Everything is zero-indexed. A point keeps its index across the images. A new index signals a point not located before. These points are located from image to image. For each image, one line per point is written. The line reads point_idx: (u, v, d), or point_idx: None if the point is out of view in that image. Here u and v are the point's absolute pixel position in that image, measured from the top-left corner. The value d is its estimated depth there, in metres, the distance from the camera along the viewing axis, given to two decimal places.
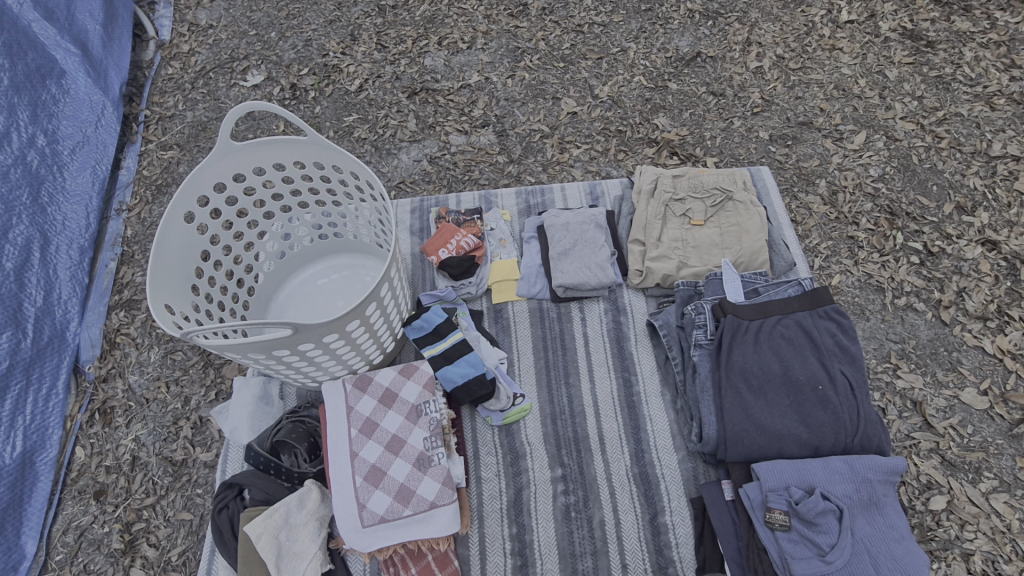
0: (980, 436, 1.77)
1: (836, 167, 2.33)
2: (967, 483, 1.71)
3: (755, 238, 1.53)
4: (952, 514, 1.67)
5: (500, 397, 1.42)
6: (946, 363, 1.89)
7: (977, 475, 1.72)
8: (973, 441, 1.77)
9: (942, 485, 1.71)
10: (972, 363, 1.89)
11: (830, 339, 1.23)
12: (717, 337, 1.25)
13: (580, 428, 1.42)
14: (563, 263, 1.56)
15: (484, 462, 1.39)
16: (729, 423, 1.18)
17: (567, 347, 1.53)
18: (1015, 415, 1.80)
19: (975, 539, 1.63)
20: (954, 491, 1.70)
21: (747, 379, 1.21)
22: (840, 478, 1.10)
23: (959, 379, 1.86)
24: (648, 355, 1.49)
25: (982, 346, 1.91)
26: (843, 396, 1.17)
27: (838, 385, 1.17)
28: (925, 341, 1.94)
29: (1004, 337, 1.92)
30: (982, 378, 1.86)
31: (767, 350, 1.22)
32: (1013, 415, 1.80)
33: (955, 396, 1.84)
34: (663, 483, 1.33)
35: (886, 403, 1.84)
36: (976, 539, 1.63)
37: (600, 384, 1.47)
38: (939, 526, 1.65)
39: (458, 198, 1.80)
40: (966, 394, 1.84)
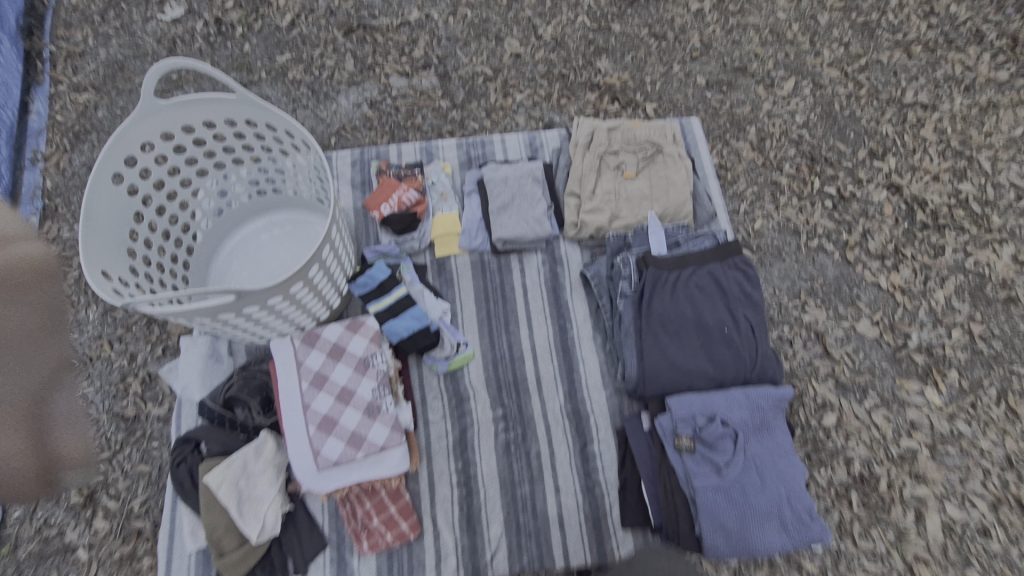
0: (868, 360, 2.04)
1: (766, 113, 2.43)
2: (854, 401, 1.98)
3: (681, 191, 1.63)
4: (840, 428, 1.94)
5: (444, 346, 1.53)
6: (847, 298, 2.12)
7: (863, 394, 1.99)
8: (862, 365, 2.03)
9: (834, 404, 1.98)
10: (869, 297, 2.12)
11: (737, 287, 1.38)
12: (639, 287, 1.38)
13: (519, 372, 1.55)
14: (502, 218, 1.62)
15: (431, 406, 1.52)
16: (647, 364, 1.33)
17: (507, 298, 1.63)
18: (899, 341, 2.06)
19: (856, 447, 1.92)
20: (843, 409, 1.97)
21: (665, 324, 1.34)
22: (738, 407, 1.29)
23: (856, 313, 2.10)
24: (583, 302, 1.61)
25: (878, 282, 2.15)
26: (746, 337, 1.33)
27: (741, 328, 1.34)
28: (831, 279, 2.15)
29: (897, 275, 2.16)
30: (875, 310, 2.11)
31: (683, 298, 1.36)
32: (897, 341, 2.06)
33: (852, 327, 2.08)
34: (592, 417, 1.49)
35: (794, 335, 2.07)
36: (857, 447, 1.92)
37: (537, 332, 1.59)
38: (828, 438, 1.93)
39: (399, 150, 1.81)
40: (860, 325, 2.08)
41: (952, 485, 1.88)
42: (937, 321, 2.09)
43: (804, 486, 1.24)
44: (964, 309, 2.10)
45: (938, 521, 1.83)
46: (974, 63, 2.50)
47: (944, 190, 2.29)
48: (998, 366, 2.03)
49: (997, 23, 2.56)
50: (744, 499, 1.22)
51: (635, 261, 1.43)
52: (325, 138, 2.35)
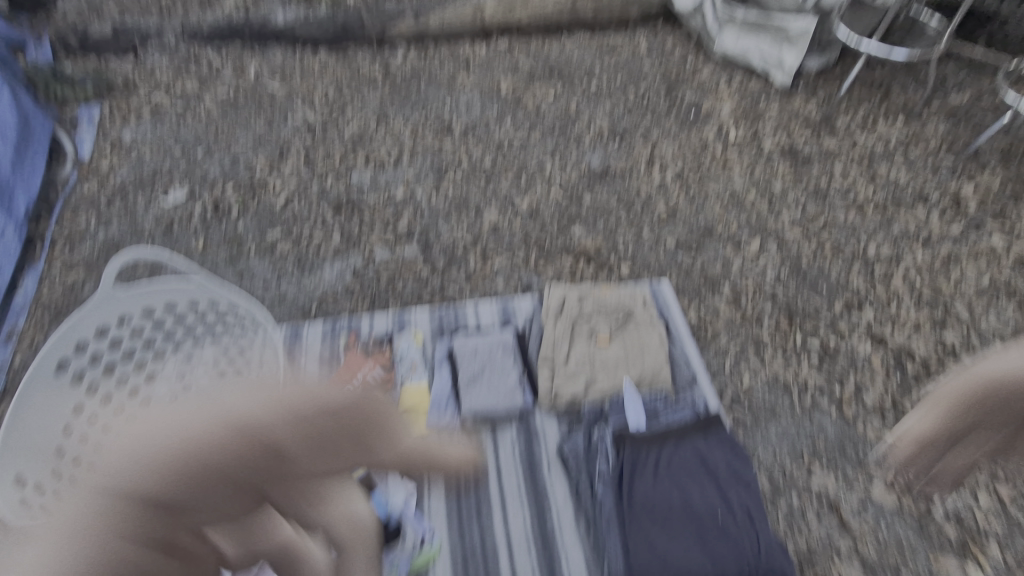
0: (894, 533, 1.81)
1: (737, 271, 2.50)
2: None
3: (656, 356, 1.59)
4: None
5: (405, 542, 1.36)
6: (854, 460, 1.96)
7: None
8: (888, 539, 1.80)
9: None
10: (879, 458, 1.97)
11: (725, 465, 1.26)
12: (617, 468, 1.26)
13: (492, 570, 1.34)
14: (472, 391, 1.56)
15: None
16: (634, 564, 1.15)
17: (479, 479, 1.48)
18: (923, 508, 1.85)
19: None
20: None
21: (649, 514, 1.20)
22: None
23: (867, 476, 1.92)
24: (562, 482, 1.46)
25: (884, 440, 2.00)
26: (743, 526, 1.17)
27: (736, 515, 1.19)
28: (833, 438, 2.02)
29: None
30: None
31: (666, 481, 1.24)
32: (921, 508, 1.85)
33: (867, 493, 1.89)
34: None
35: (804, 505, 1.87)
36: None
37: (513, 519, 1.41)
38: None
39: (371, 321, 1.79)
40: (875, 490, 1.89)
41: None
42: (959, 484, 1.91)
43: None
44: (985, 469, 1.93)
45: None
46: (925, 220, 2.65)
47: (929, 340, 2.27)
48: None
49: (937, 185, 2.76)
50: None
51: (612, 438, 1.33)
52: (305, 306, 2.38)
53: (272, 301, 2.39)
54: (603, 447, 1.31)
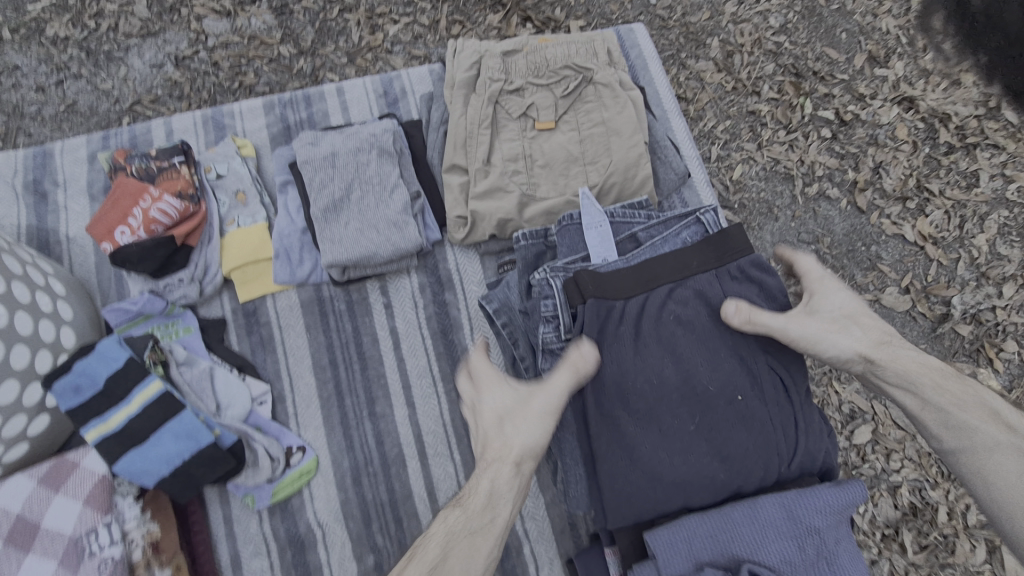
0: None
1: (730, 18, 1.63)
2: None
3: (629, 143, 0.99)
4: (877, 444, 1.13)
5: (257, 465, 0.87)
6: (864, 261, 1.41)
7: None
8: None
9: (867, 411, 1.15)
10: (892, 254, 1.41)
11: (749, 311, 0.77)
12: (574, 333, 0.77)
13: (397, 484, 0.92)
14: (332, 227, 0.94)
15: (250, 570, 0.87)
16: (606, 478, 0.74)
17: (367, 358, 0.98)
18: (938, 311, 1.36)
19: (901, 470, 1.11)
20: (879, 416, 1.15)
21: (628, 400, 0.75)
22: (775, 534, 0.71)
23: (879, 280, 1.39)
24: (495, 349, 0.97)
25: (902, 235, 1.43)
26: (774, 404, 0.75)
27: (765, 388, 0.76)
28: (840, 237, 1.44)
29: (925, 220, 1.43)
30: (902, 273, 1.40)
31: (656, 346, 0.76)
32: (936, 311, 1.36)
33: (875, 299, 1.38)
34: (528, 544, 0.89)
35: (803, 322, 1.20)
36: (902, 469, 1.12)
37: (424, 410, 0.96)
38: (864, 461, 1.12)
39: (167, 127, 1.09)
40: (886, 296, 1.38)
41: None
42: (981, 277, 1.38)
43: None
44: (1014, 255, 1.39)
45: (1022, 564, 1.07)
46: None
47: (969, 97, 1.51)
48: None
49: None
50: None
51: (564, 282, 0.80)
52: (113, 120, 1.30)
53: (60, 117, 1.30)
54: (546, 301, 0.80)
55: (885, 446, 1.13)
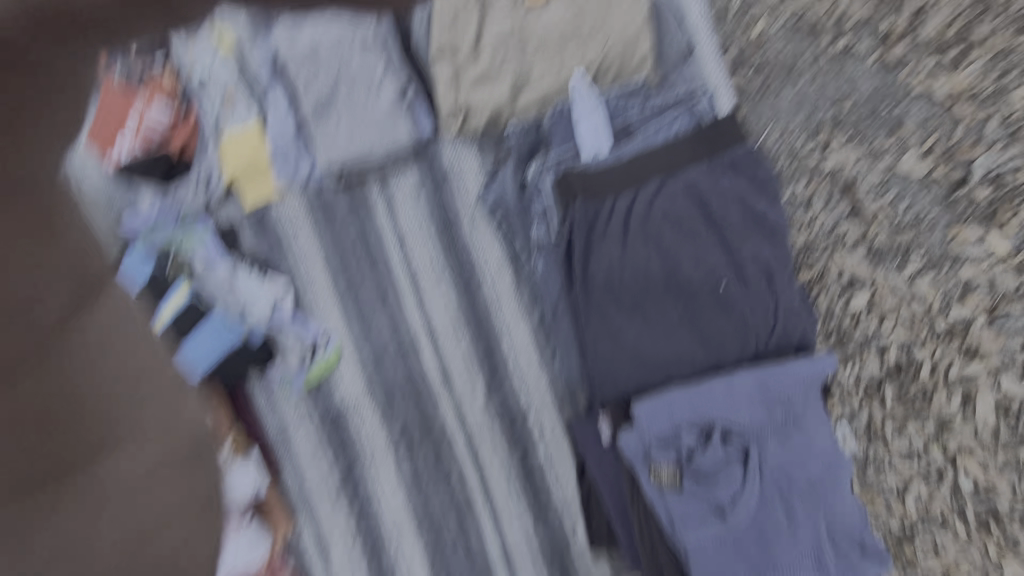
0: (916, 212, 1.07)
1: None
2: (894, 270, 1.09)
3: (626, 15, 0.92)
4: (874, 310, 1.09)
5: (291, 354, 1.00)
6: (887, 123, 1.10)
7: (904, 260, 1.08)
8: (906, 219, 1.08)
9: (866, 280, 1.10)
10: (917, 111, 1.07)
11: (738, 204, 0.81)
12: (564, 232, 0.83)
13: (413, 367, 1.03)
14: (328, 128, 0.97)
15: (298, 440, 1.02)
16: (596, 361, 0.83)
17: (373, 256, 1.02)
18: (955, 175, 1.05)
19: (895, 334, 1.08)
20: (880, 286, 1.09)
21: (617, 294, 0.81)
22: (747, 404, 0.80)
23: (900, 147, 1.09)
24: (494, 243, 1.01)
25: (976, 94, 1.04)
26: (758, 290, 0.80)
27: (748, 277, 0.80)
28: (867, 95, 1.11)
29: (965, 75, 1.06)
30: (932, 136, 1.07)
31: (645, 243, 0.80)
32: (953, 175, 1.05)
33: (894, 166, 1.09)
34: (532, 413, 1.01)
35: (812, 195, 1.14)
36: (895, 333, 1.08)
37: (433, 302, 1.03)
38: (857, 329, 1.10)
39: None
40: (908, 162, 1.08)
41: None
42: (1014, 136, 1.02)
43: (858, 510, 0.81)
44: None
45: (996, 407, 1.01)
46: None
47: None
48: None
49: None
50: (762, 552, 0.78)
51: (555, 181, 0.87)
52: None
53: None
54: (538, 200, 0.87)
55: (880, 313, 1.09)
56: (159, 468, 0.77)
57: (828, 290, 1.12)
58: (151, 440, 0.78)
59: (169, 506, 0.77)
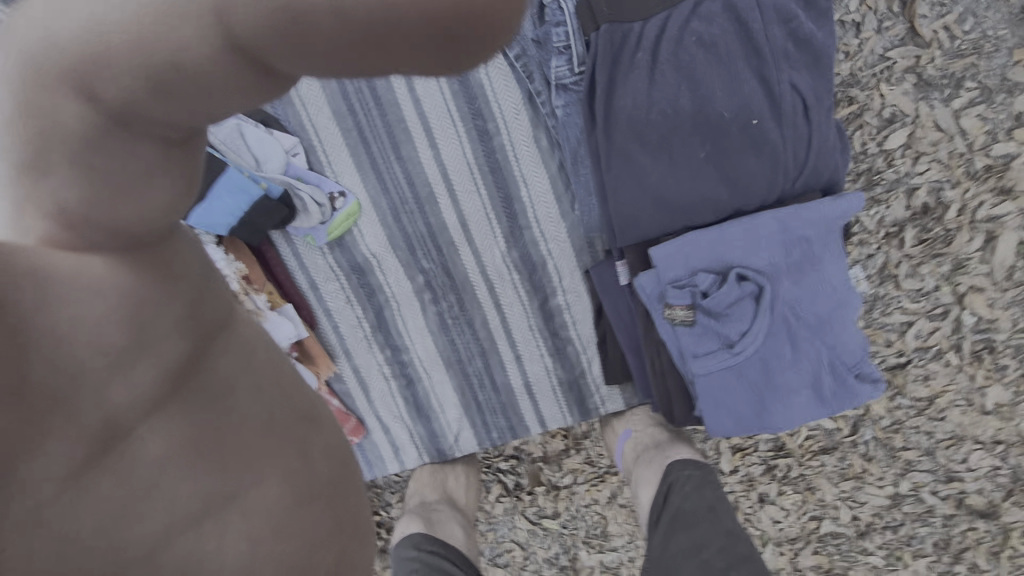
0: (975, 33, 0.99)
1: None
2: (939, 103, 1.02)
3: None
4: (910, 149, 1.03)
5: (309, 211, 0.99)
6: None
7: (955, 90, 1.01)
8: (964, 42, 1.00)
9: (908, 114, 1.03)
10: None
11: (781, 25, 0.73)
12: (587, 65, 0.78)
13: (432, 218, 1.03)
14: None
15: (326, 291, 1.07)
16: (616, 205, 0.82)
17: (383, 100, 0.98)
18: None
19: (925, 172, 1.04)
20: (921, 120, 1.02)
21: (641, 132, 0.77)
22: (766, 245, 0.80)
23: None
24: (509, 82, 0.95)
25: None
26: (791, 123, 0.75)
27: (784, 110, 0.75)
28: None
29: None
30: None
31: (672, 73, 0.75)
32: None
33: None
34: (551, 261, 1.03)
35: (864, 14, 1.01)
36: (926, 172, 1.04)
37: (447, 149, 0.99)
38: (890, 167, 1.04)
39: None
40: None
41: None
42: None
43: (863, 343, 0.86)
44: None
45: (1016, 247, 1.03)
46: None
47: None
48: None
49: None
50: (763, 378, 0.85)
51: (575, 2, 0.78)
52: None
53: None
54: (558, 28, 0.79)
55: (916, 150, 1.03)
56: (259, 388, 0.47)
57: (866, 128, 1.04)
58: (264, 389, 0.47)
59: (269, 477, 0.46)
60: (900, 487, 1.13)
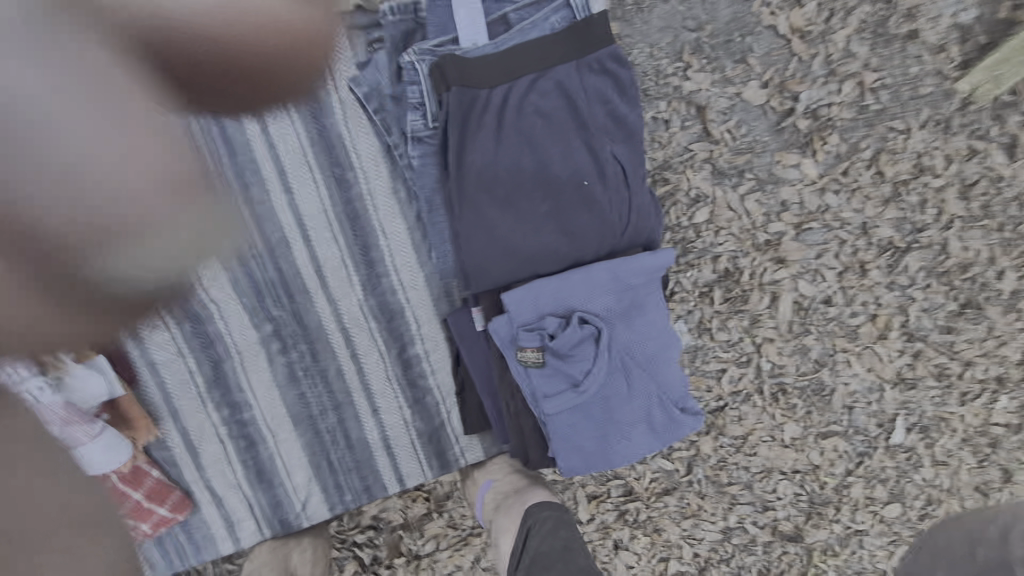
0: (751, 136, 1.25)
1: None
2: (730, 189, 1.26)
3: None
4: (710, 223, 1.26)
5: None
6: (735, 51, 1.23)
7: (739, 178, 1.26)
8: (742, 142, 1.25)
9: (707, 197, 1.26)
10: (759, 46, 1.23)
11: (601, 105, 0.87)
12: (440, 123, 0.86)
13: (284, 264, 0.99)
14: None
15: (153, 341, 0.96)
16: (470, 254, 0.88)
17: (232, 141, 0.94)
18: (786, 105, 1.24)
19: (724, 244, 1.26)
20: (717, 201, 1.26)
21: (490, 187, 0.85)
22: (601, 291, 0.90)
23: (745, 73, 1.24)
24: (368, 135, 0.98)
25: (774, 27, 1.23)
26: (614, 186, 0.88)
27: (608, 176, 0.88)
28: (722, 26, 1.23)
29: (800, 11, 1.22)
30: (768, 68, 1.24)
31: (514, 138, 0.85)
32: (784, 106, 1.24)
33: (738, 93, 1.25)
34: (409, 309, 1.05)
35: (670, 113, 1.25)
36: (724, 243, 1.26)
37: (303, 194, 0.98)
38: (697, 238, 1.26)
39: None
40: (749, 90, 1.25)
41: (854, 327, 1.28)
42: (829, 74, 1.23)
43: (686, 387, 0.97)
44: (863, 53, 1.22)
45: (794, 305, 1.27)
46: None
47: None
48: (927, 129, 1.22)
49: None
50: (606, 414, 0.93)
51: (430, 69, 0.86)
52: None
53: None
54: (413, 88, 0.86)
55: (716, 225, 1.26)
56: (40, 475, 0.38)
57: (678, 204, 1.26)
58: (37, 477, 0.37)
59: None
60: (730, 521, 1.30)
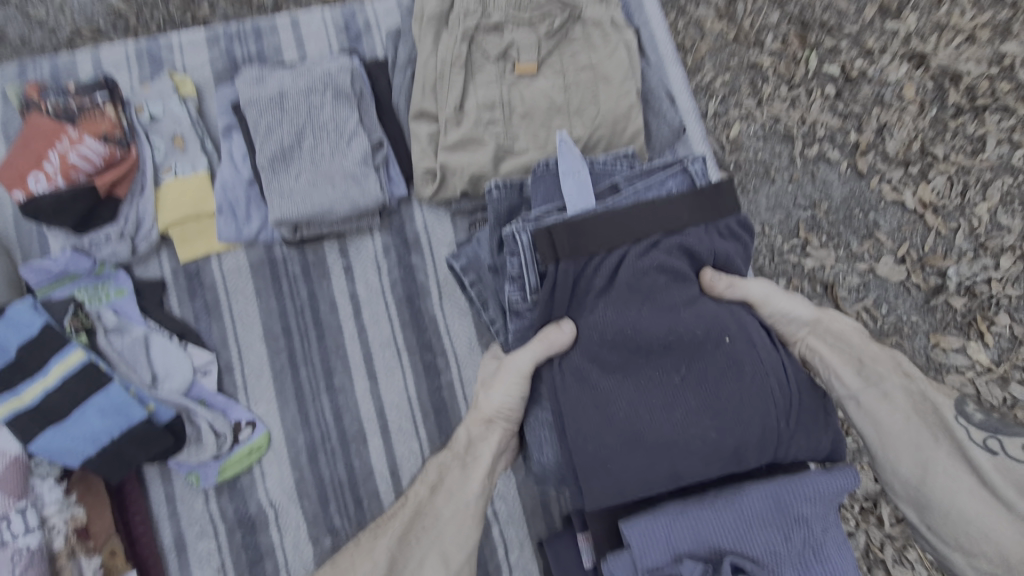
0: (894, 316, 1.16)
1: None
2: None
3: (620, 92, 0.88)
4: None
5: (203, 441, 0.80)
6: (861, 228, 1.19)
7: None
8: (886, 324, 1.15)
9: None
10: (888, 221, 1.18)
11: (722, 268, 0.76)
12: (544, 295, 0.72)
13: (357, 463, 0.85)
14: (281, 178, 0.83)
15: (197, 552, 0.81)
16: (581, 441, 0.68)
17: (324, 325, 0.88)
18: (932, 283, 1.16)
19: None
20: None
21: (598, 352, 0.71)
22: (762, 526, 0.65)
23: (876, 249, 1.18)
24: (465, 320, 0.89)
25: (901, 202, 1.19)
26: (765, 349, 0.69)
27: (756, 339, 0.70)
28: (839, 202, 1.20)
29: (926, 187, 1.19)
30: (901, 243, 1.18)
31: (629, 297, 0.71)
32: (930, 283, 1.16)
33: (871, 269, 1.17)
34: (497, 526, 0.84)
35: (792, 292, 1.17)
36: None
37: (388, 381, 0.87)
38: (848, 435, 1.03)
39: (96, 64, 0.94)
40: (883, 266, 1.17)
41: None
42: (980, 248, 1.16)
43: None
44: (1016, 226, 1.16)
45: None
46: None
47: (982, 55, 1.20)
48: None
49: None
50: None
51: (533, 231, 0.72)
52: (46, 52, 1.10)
53: None
54: (512, 258, 0.73)
55: None
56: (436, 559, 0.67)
57: None
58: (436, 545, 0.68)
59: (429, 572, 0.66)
60: None
